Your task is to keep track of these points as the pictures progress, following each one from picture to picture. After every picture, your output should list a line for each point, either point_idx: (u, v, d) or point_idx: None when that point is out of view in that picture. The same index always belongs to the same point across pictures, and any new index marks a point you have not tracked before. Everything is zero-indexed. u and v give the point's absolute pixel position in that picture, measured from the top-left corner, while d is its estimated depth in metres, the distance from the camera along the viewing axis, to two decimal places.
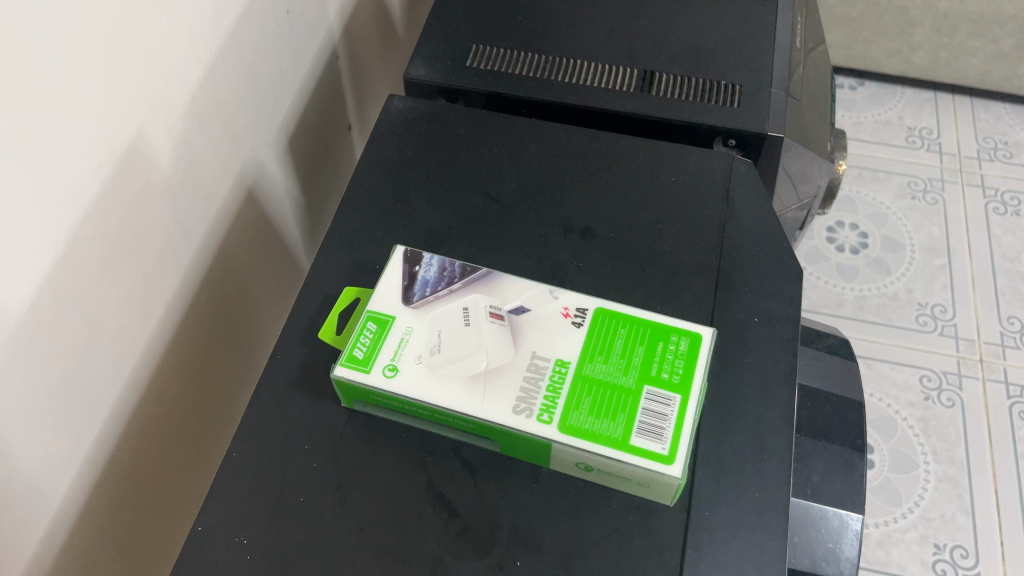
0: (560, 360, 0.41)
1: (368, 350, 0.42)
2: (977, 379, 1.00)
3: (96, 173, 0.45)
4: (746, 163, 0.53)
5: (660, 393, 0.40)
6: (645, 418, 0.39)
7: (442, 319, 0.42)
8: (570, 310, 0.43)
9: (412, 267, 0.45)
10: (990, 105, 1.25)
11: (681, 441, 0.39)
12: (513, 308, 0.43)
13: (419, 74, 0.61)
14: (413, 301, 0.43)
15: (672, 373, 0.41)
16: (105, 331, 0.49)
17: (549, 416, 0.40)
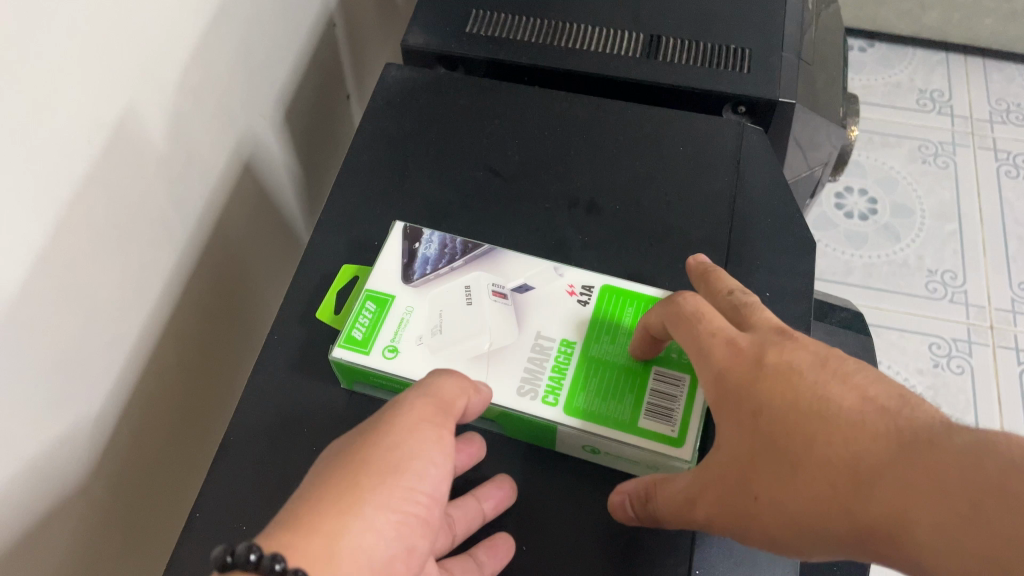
0: (566, 340, 0.40)
1: (367, 330, 0.41)
2: (987, 346, 0.99)
3: (86, 149, 0.43)
4: (757, 131, 0.52)
5: (669, 372, 0.39)
6: (654, 399, 0.39)
7: (443, 298, 0.41)
8: (576, 287, 0.42)
9: (412, 243, 0.44)
10: (1003, 66, 1.22)
11: (690, 423, 0.38)
12: (517, 285, 0.42)
13: (417, 41, 0.59)
14: (413, 279, 0.42)
15: (681, 355, 0.40)
16: (99, 310, 0.47)
17: (554, 398, 0.39)
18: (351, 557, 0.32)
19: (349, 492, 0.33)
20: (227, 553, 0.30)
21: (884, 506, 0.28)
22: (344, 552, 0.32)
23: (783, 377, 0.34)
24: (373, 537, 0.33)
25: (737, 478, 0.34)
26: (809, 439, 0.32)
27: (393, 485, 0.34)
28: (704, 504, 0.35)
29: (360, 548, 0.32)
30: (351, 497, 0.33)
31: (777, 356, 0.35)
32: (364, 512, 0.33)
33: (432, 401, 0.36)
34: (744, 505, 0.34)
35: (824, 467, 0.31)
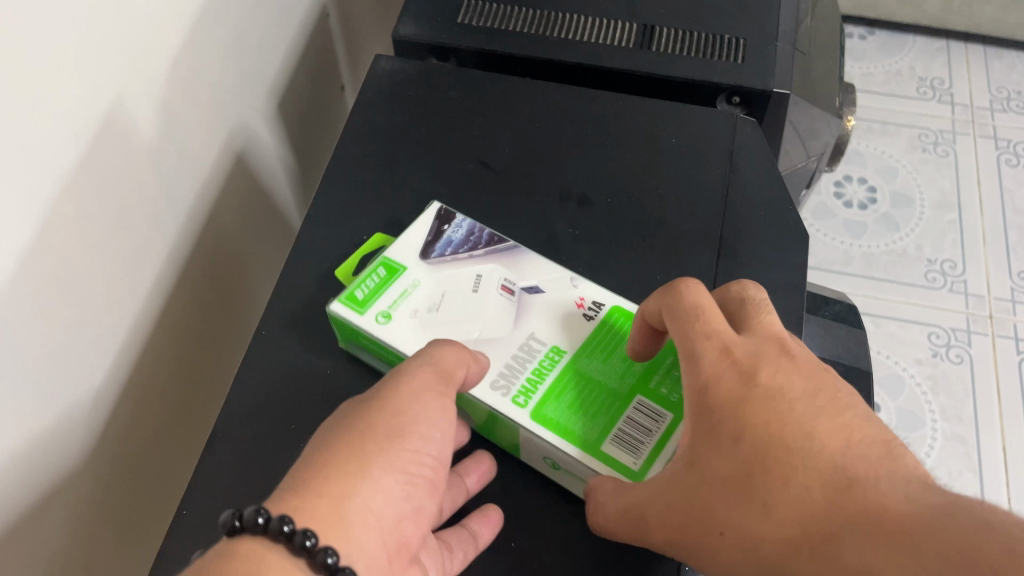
0: (556, 347, 0.41)
1: (369, 293, 0.42)
2: (986, 336, 0.98)
3: (75, 141, 0.43)
4: (750, 122, 0.51)
5: (654, 405, 0.40)
6: (628, 426, 0.39)
7: (451, 282, 0.43)
8: (585, 302, 0.43)
9: (441, 225, 0.45)
10: (1004, 54, 1.22)
11: (655, 462, 0.38)
12: (528, 285, 0.43)
13: (409, 32, 0.58)
14: (431, 257, 0.44)
15: (671, 393, 0.40)
16: (91, 304, 0.47)
17: (524, 400, 0.40)
18: (361, 517, 0.33)
19: (358, 456, 0.34)
20: (236, 518, 0.32)
21: (854, 557, 0.28)
22: (354, 512, 0.33)
23: (771, 403, 0.34)
24: (384, 498, 0.34)
25: (709, 500, 0.34)
26: (788, 476, 0.31)
27: (400, 447, 0.35)
28: (671, 522, 0.35)
29: (370, 508, 0.34)
30: (360, 459, 0.34)
31: (770, 378, 0.35)
32: (374, 474, 0.34)
33: (432, 370, 0.37)
34: (712, 531, 0.33)
35: (800, 507, 0.31)
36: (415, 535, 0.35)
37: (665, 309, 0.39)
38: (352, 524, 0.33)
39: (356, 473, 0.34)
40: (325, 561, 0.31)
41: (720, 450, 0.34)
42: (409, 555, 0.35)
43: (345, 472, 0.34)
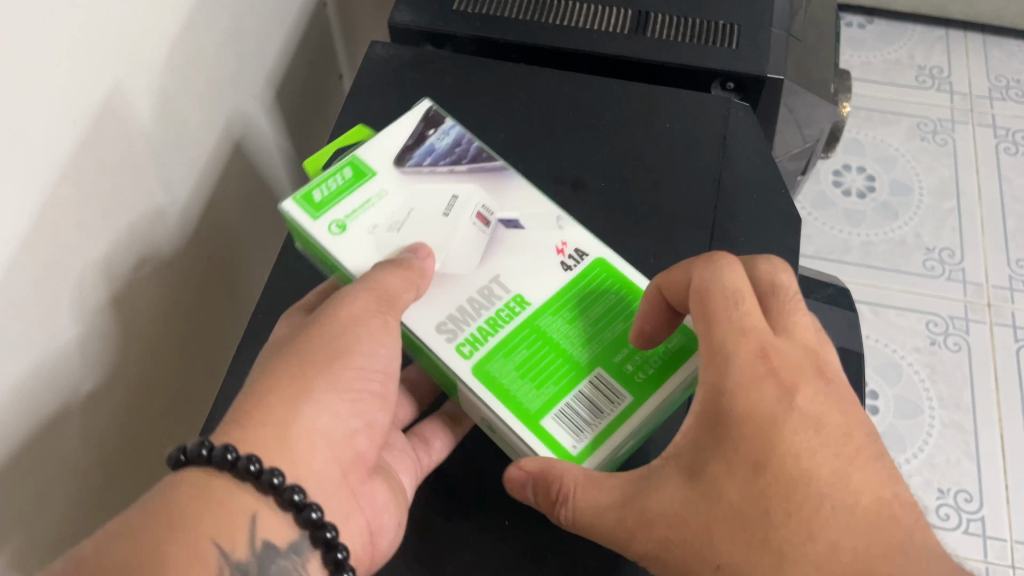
0: (519, 297, 0.43)
1: (329, 198, 0.45)
2: (984, 323, 0.99)
3: (73, 128, 0.43)
4: (743, 108, 0.52)
5: (612, 385, 0.41)
6: (580, 401, 0.40)
7: (418, 199, 0.45)
8: (565, 249, 0.45)
9: (425, 129, 0.48)
10: (1003, 43, 1.22)
11: (601, 442, 0.39)
12: (507, 218, 0.45)
13: (404, 19, 0.58)
14: (405, 166, 0.46)
15: (637, 371, 0.41)
16: (95, 293, 0.47)
17: (469, 351, 0.41)
18: (306, 436, 0.38)
19: (308, 372, 0.39)
20: (180, 453, 0.36)
21: None
22: (298, 433, 0.38)
23: (809, 431, 0.35)
24: (330, 418, 0.39)
25: (717, 527, 0.34)
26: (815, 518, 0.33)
27: (345, 367, 0.40)
28: (660, 546, 0.36)
29: (315, 429, 0.38)
30: (303, 381, 0.39)
31: (807, 404, 0.36)
32: (318, 397, 0.39)
33: (373, 294, 0.40)
34: (706, 561, 0.34)
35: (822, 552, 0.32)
36: (370, 445, 0.41)
37: (700, 294, 0.39)
38: (297, 445, 0.38)
39: (303, 394, 0.38)
40: (271, 482, 0.35)
41: (736, 475, 0.35)
42: (367, 463, 0.41)
43: (290, 395, 0.38)
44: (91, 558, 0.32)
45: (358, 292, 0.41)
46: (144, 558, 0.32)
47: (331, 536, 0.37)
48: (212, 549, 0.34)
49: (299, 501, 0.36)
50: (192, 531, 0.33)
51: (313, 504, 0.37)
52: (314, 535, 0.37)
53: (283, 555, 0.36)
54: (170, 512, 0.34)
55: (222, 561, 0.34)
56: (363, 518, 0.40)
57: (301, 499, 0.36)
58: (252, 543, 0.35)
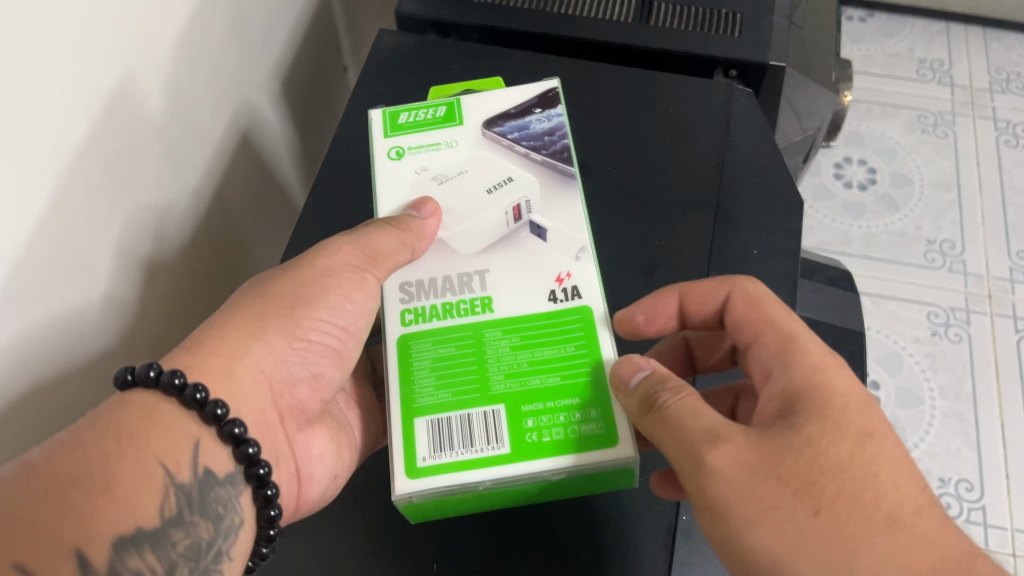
0: (485, 300, 0.43)
1: (409, 125, 0.50)
2: (985, 314, 0.99)
3: (86, 114, 0.42)
4: (744, 94, 0.57)
5: (499, 429, 0.40)
6: (461, 422, 0.40)
7: (478, 164, 0.48)
8: (562, 283, 0.44)
9: (534, 107, 0.51)
10: (1003, 36, 1.22)
11: (435, 468, 0.39)
12: (537, 223, 0.46)
13: (414, 10, 0.61)
14: (488, 131, 0.49)
15: (537, 437, 0.39)
16: (116, 281, 0.47)
17: (410, 323, 0.43)
18: (252, 374, 0.42)
19: (279, 308, 0.43)
20: (128, 375, 0.37)
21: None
22: (244, 370, 0.42)
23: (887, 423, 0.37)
24: (271, 358, 0.43)
25: (820, 477, 0.35)
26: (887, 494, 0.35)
27: (307, 315, 0.44)
28: (740, 469, 0.35)
29: (259, 365, 0.42)
30: (264, 319, 0.43)
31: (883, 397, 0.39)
32: (268, 337, 0.43)
33: (358, 249, 0.44)
34: (806, 500, 0.34)
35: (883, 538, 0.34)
36: (312, 396, 0.46)
37: (747, 298, 0.42)
38: (243, 382, 0.41)
39: (261, 331, 0.43)
40: (214, 413, 0.39)
41: (842, 442, 0.36)
42: (305, 414, 0.46)
43: (247, 333, 0.42)
44: (42, 461, 0.34)
45: (340, 247, 0.45)
46: (97, 470, 0.34)
47: (264, 472, 0.40)
48: (159, 467, 0.36)
49: (239, 436, 0.39)
50: (142, 449, 0.36)
51: (251, 440, 0.40)
52: (248, 471, 0.40)
53: (221, 484, 0.39)
54: (122, 428, 0.36)
55: (168, 480, 0.36)
56: (293, 464, 0.46)
57: (241, 432, 0.39)
58: (195, 468, 0.38)
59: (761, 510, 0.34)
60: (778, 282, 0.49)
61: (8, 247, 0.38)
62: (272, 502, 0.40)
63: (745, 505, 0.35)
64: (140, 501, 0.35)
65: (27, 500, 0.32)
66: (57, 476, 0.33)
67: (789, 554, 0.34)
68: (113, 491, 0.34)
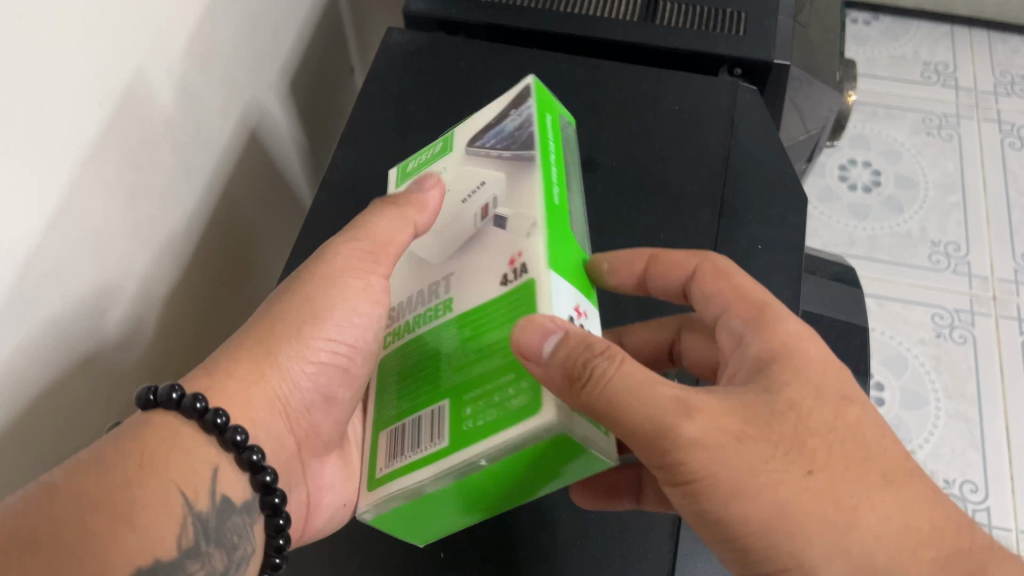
0: (446, 301, 0.40)
1: (413, 170, 0.48)
2: (990, 316, 0.99)
3: (97, 111, 0.43)
4: (750, 90, 0.57)
5: (442, 424, 0.36)
6: (415, 423, 0.38)
7: (461, 180, 0.44)
8: (515, 259, 0.37)
9: (509, 109, 0.44)
10: (1008, 39, 1.23)
11: (388, 479, 0.38)
12: (496, 215, 0.39)
13: (421, 7, 0.62)
14: (471, 147, 0.44)
15: (475, 421, 0.35)
16: (127, 276, 0.48)
17: (392, 341, 0.43)
18: (265, 399, 0.42)
19: (282, 328, 0.44)
20: (150, 394, 0.38)
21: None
22: (258, 395, 0.42)
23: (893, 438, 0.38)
24: (287, 385, 0.43)
25: (808, 439, 0.36)
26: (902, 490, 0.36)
27: (315, 330, 0.44)
28: (721, 434, 0.35)
29: (276, 392, 0.43)
30: (272, 339, 0.43)
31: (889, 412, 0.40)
32: (280, 362, 0.43)
33: (357, 243, 0.44)
34: (797, 463, 0.35)
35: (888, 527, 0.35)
36: (326, 419, 0.46)
37: (716, 270, 0.44)
38: (259, 407, 0.42)
39: (264, 357, 0.43)
40: (234, 439, 0.39)
41: (825, 406, 0.37)
42: (321, 440, 0.46)
43: (251, 354, 0.43)
44: (64, 483, 0.34)
45: (335, 248, 0.45)
46: (116, 495, 0.35)
47: (278, 501, 0.40)
48: (177, 495, 0.36)
49: (257, 462, 0.39)
50: (161, 476, 0.36)
51: (269, 469, 0.40)
52: (263, 499, 0.40)
53: (238, 513, 0.39)
54: (143, 453, 0.37)
55: (186, 509, 0.36)
56: (303, 491, 0.45)
57: (258, 460, 0.40)
58: (213, 497, 0.38)
59: (753, 475, 0.34)
60: (782, 278, 0.49)
61: (21, 240, 0.38)
62: (283, 531, 0.41)
63: (733, 473, 0.34)
64: (157, 529, 0.35)
65: (49, 523, 0.33)
66: (78, 501, 0.34)
67: (784, 518, 0.35)
68: (132, 517, 0.35)
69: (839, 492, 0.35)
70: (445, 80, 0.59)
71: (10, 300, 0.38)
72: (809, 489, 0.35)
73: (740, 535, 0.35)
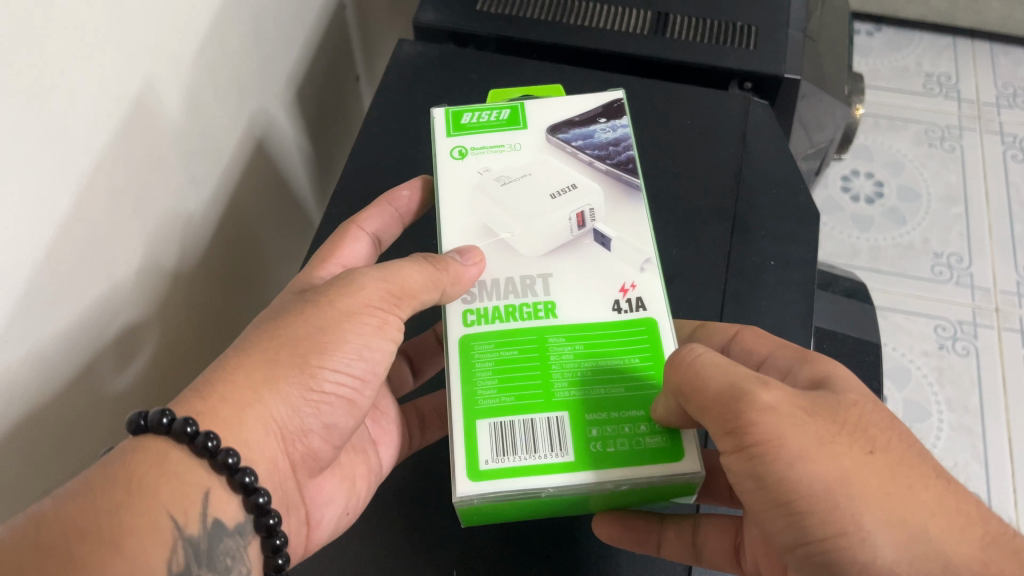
0: (552, 304, 0.42)
1: (473, 125, 0.49)
2: (992, 328, 0.99)
3: (106, 122, 0.42)
4: (762, 106, 0.58)
5: (565, 437, 0.38)
6: (524, 427, 0.39)
7: (542, 169, 0.47)
8: (628, 292, 0.42)
9: (600, 116, 0.50)
10: (1010, 51, 1.23)
11: (504, 476, 0.38)
12: (602, 231, 0.44)
13: (430, 19, 0.62)
14: (553, 137, 0.48)
15: (601, 445, 0.38)
16: (135, 286, 0.47)
17: (470, 319, 0.42)
18: (262, 423, 0.40)
19: (294, 357, 0.41)
20: (142, 419, 0.37)
21: None
22: (255, 418, 0.40)
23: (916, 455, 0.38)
24: (287, 411, 0.41)
25: (871, 427, 0.36)
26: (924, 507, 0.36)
27: (323, 360, 0.41)
28: (795, 410, 0.36)
29: (276, 419, 0.40)
30: (274, 365, 0.40)
31: None
32: (279, 387, 0.40)
33: (384, 286, 0.44)
34: (859, 441, 0.35)
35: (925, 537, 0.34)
36: (324, 445, 0.44)
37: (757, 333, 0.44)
38: (253, 430, 0.40)
39: (275, 383, 0.40)
40: (226, 462, 0.37)
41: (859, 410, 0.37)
42: (318, 464, 0.44)
43: (258, 380, 0.40)
44: (51, 511, 0.33)
45: (368, 280, 0.43)
46: (105, 524, 0.34)
47: (274, 522, 0.39)
48: (168, 519, 0.35)
49: (249, 485, 0.38)
50: (151, 502, 0.35)
51: (262, 490, 0.39)
52: (258, 520, 0.39)
53: (230, 535, 0.38)
54: (132, 480, 0.35)
55: (176, 534, 0.35)
56: (303, 510, 0.44)
57: (251, 482, 0.38)
58: (204, 520, 0.37)
59: (822, 443, 0.35)
60: (794, 294, 0.49)
61: (28, 251, 0.37)
62: (281, 551, 0.40)
63: (800, 441, 0.35)
64: (144, 555, 0.34)
65: (33, 553, 0.32)
66: (62, 531, 0.33)
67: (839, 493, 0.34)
68: (120, 544, 0.33)
69: (887, 482, 0.35)
70: (455, 93, 0.59)
71: (20, 315, 0.37)
72: (869, 462, 0.35)
73: (802, 501, 0.35)
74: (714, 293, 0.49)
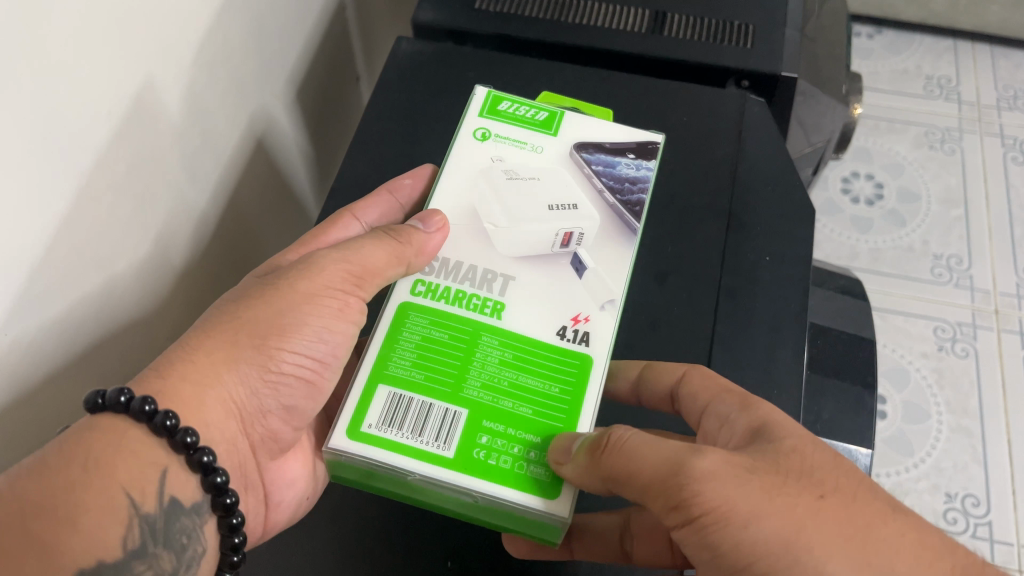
0: (500, 304, 0.42)
1: (506, 113, 0.50)
2: (992, 330, 0.99)
3: (107, 121, 0.43)
4: (758, 103, 0.58)
5: (453, 433, 0.39)
6: (420, 409, 0.39)
7: (552, 176, 0.47)
8: (577, 322, 0.43)
9: (631, 151, 0.50)
10: (1010, 54, 1.23)
11: (377, 443, 0.38)
12: (581, 258, 0.45)
13: (428, 18, 0.63)
14: (577, 154, 0.48)
15: (483, 454, 0.38)
16: (131, 281, 0.48)
17: (418, 290, 0.43)
18: (221, 403, 0.41)
19: (253, 339, 0.41)
20: (100, 397, 0.37)
21: None
22: (214, 400, 0.40)
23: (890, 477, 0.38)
24: (246, 391, 0.41)
25: (816, 471, 0.36)
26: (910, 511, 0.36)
27: (280, 342, 0.42)
28: (733, 470, 0.35)
29: (236, 399, 0.41)
30: (234, 346, 0.41)
31: None
32: (239, 366, 0.41)
33: (344, 267, 0.43)
34: (809, 487, 0.35)
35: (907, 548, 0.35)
36: (284, 427, 0.44)
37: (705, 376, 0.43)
38: (211, 409, 0.40)
39: (233, 366, 0.41)
40: (184, 440, 0.38)
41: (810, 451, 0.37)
42: (279, 446, 0.45)
43: (220, 361, 0.41)
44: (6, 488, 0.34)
45: (329, 263, 0.43)
46: (62, 500, 0.34)
47: (230, 501, 0.40)
48: (124, 497, 0.36)
49: (208, 464, 0.39)
50: (107, 478, 0.36)
51: (220, 470, 0.39)
52: (215, 500, 0.40)
53: (186, 514, 0.38)
54: (89, 455, 0.36)
55: (132, 511, 0.36)
56: (262, 487, 0.45)
57: (210, 461, 0.39)
58: (161, 498, 0.37)
59: (770, 495, 0.35)
60: (788, 292, 0.50)
61: (26, 244, 0.38)
62: (237, 530, 0.40)
63: (749, 497, 0.34)
64: (99, 535, 0.35)
65: None
66: (18, 507, 0.33)
67: (801, 534, 0.34)
68: (74, 519, 0.34)
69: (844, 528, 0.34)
70: (452, 92, 0.59)
71: (17, 308, 0.38)
72: (821, 510, 0.35)
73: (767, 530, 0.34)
74: (708, 289, 0.50)
